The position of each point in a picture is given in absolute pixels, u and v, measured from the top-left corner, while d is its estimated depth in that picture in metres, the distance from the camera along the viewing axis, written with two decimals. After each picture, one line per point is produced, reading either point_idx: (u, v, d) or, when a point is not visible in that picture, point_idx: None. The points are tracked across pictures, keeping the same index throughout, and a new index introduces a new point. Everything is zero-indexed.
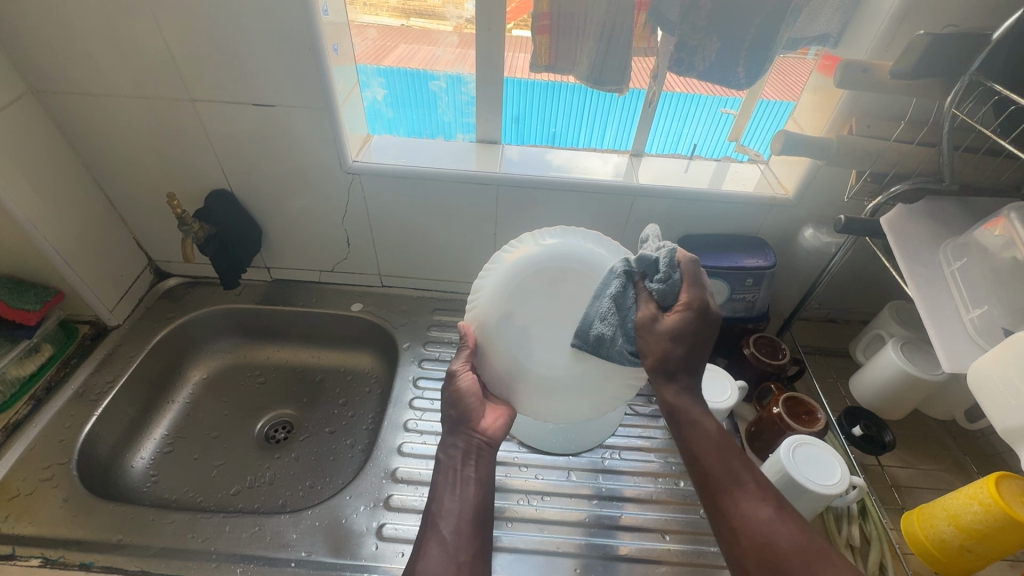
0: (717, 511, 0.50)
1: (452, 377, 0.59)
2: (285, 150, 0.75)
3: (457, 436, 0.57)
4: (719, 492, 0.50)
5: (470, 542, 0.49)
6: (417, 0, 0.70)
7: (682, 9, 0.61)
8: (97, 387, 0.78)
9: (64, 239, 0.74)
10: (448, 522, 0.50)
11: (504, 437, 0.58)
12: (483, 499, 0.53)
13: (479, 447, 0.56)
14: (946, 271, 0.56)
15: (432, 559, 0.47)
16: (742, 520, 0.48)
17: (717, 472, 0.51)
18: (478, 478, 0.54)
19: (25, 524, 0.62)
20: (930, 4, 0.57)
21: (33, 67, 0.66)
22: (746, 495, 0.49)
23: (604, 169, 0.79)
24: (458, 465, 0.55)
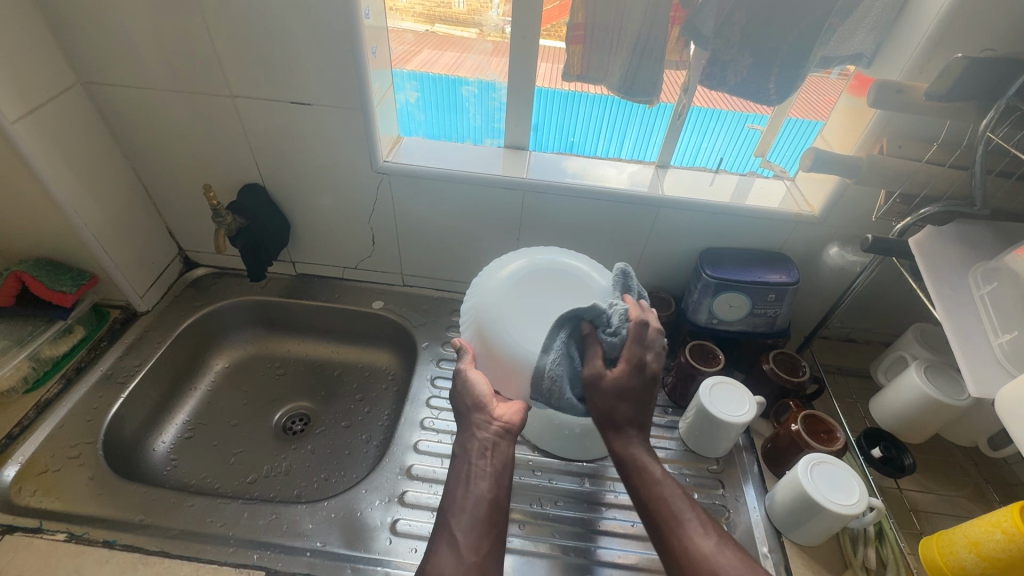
0: (664, 549, 0.51)
1: (461, 375, 0.61)
2: (319, 148, 0.77)
3: (474, 426, 0.58)
4: (668, 530, 0.51)
5: (479, 544, 0.50)
6: (441, 7, 0.72)
7: (716, 24, 0.62)
8: (125, 370, 0.80)
9: (102, 225, 0.77)
10: (459, 520, 0.52)
11: (525, 423, 0.59)
12: (498, 496, 0.54)
13: (495, 439, 0.57)
14: (975, 295, 0.55)
15: (442, 559, 0.49)
16: (689, 557, 0.49)
17: (665, 510, 0.52)
18: (493, 473, 0.55)
19: (51, 499, 0.64)
20: (969, 27, 0.57)
21: (83, 58, 0.69)
22: (691, 530, 0.50)
23: (619, 178, 0.80)
24: (473, 458, 0.56)
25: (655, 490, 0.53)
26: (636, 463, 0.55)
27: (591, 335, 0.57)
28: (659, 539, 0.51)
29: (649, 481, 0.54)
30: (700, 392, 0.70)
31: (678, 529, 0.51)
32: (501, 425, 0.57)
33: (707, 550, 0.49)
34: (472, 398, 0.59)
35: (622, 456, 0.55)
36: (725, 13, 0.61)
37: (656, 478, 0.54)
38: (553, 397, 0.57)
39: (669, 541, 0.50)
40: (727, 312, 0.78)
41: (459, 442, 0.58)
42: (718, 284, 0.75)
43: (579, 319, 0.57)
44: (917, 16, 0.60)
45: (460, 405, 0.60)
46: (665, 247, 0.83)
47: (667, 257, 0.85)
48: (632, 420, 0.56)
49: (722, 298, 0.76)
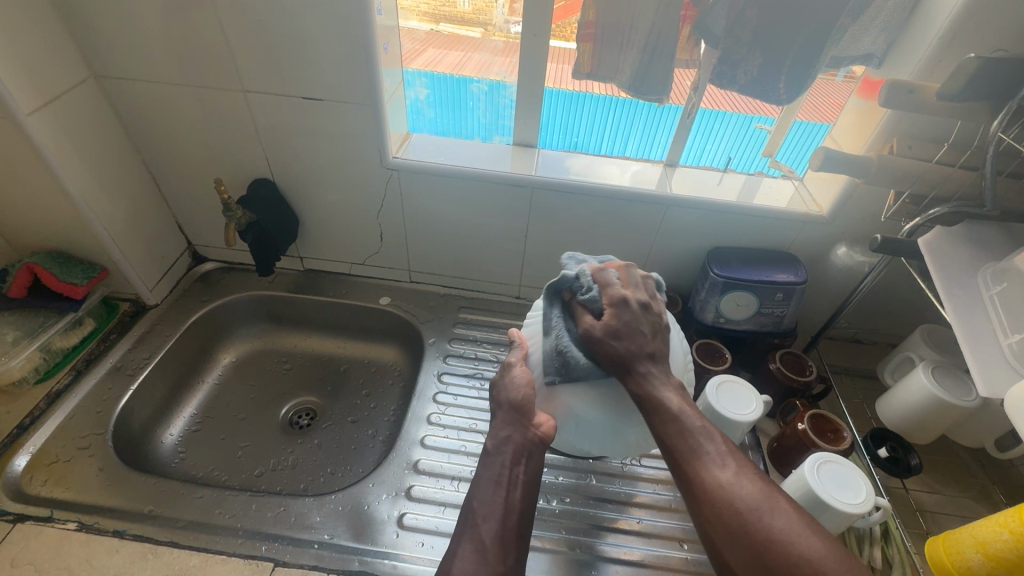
0: (684, 481, 0.46)
1: (508, 368, 0.58)
2: (330, 144, 0.77)
3: (512, 429, 0.56)
4: (684, 461, 0.46)
5: (507, 554, 0.51)
6: (447, 6, 0.73)
7: (727, 23, 0.62)
8: (134, 362, 0.80)
9: (113, 218, 0.77)
10: (490, 527, 0.52)
11: (553, 437, 0.56)
12: (526, 506, 0.54)
13: (532, 446, 0.55)
14: (984, 295, 0.56)
15: (465, 560, 0.49)
16: (708, 489, 0.44)
17: (682, 440, 0.47)
18: (525, 482, 0.55)
19: (61, 489, 0.64)
20: (981, 28, 0.57)
21: (97, 52, 0.69)
22: (712, 464, 0.45)
23: (623, 178, 0.80)
24: (508, 465, 0.55)
25: (673, 426, 0.48)
26: (649, 392, 0.50)
27: (571, 300, 0.56)
28: (676, 473, 0.47)
29: (671, 415, 0.48)
30: (707, 390, 0.70)
31: (698, 464, 0.46)
32: (540, 436, 0.55)
33: (725, 483, 0.44)
34: (516, 397, 0.56)
35: (640, 395, 0.50)
36: (736, 12, 0.61)
37: (672, 408, 0.48)
38: (570, 370, 0.53)
39: (686, 473, 0.46)
40: (733, 310, 0.78)
41: (496, 444, 0.56)
42: (726, 283, 0.75)
43: (559, 290, 0.57)
44: (927, 17, 0.60)
45: (502, 402, 0.57)
46: (672, 246, 0.84)
47: (675, 256, 0.85)
48: (640, 354, 0.51)
49: (729, 296, 0.76)
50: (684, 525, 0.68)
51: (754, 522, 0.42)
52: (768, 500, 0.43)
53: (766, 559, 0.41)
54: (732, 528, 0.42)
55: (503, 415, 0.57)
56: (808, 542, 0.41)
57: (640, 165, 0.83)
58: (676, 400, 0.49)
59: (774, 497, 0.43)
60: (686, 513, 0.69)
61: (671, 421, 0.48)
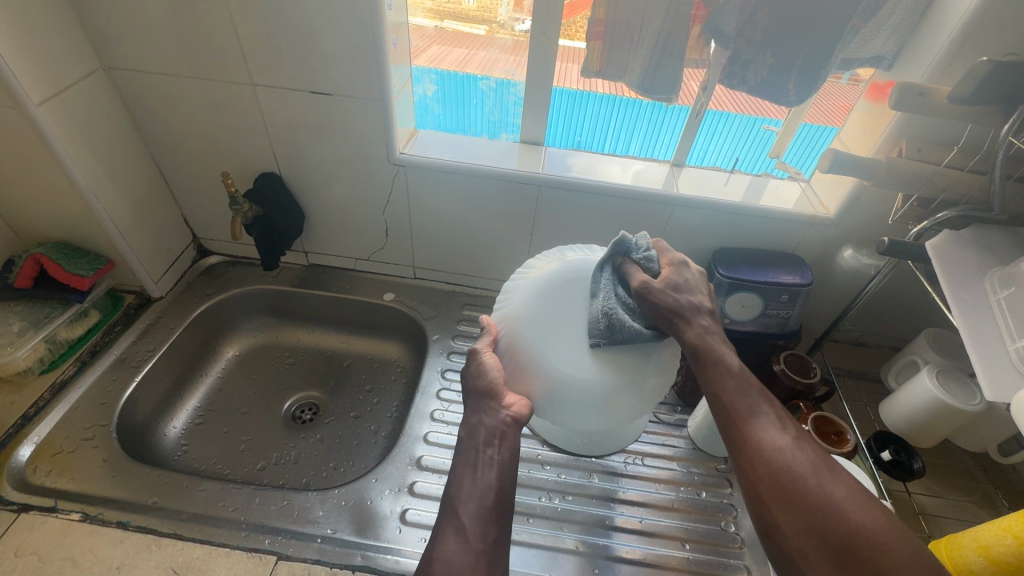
0: (729, 433, 0.49)
1: (475, 355, 0.60)
2: (336, 139, 0.77)
3: (479, 415, 0.58)
4: (738, 420, 0.49)
5: (487, 533, 0.50)
6: (452, 3, 0.73)
7: (738, 23, 0.62)
8: (138, 354, 0.80)
9: (119, 210, 0.77)
10: (468, 510, 0.52)
11: (528, 417, 0.57)
12: (504, 486, 0.54)
13: (504, 427, 0.56)
14: (992, 299, 0.55)
15: (448, 544, 0.49)
16: (761, 447, 0.47)
17: (739, 398, 0.50)
18: (500, 462, 0.55)
19: (66, 480, 0.64)
20: (993, 32, 0.57)
21: (106, 43, 0.69)
22: (759, 423, 0.48)
23: (625, 178, 0.79)
24: (481, 450, 0.56)
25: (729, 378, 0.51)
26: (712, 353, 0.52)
27: (620, 262, 0.57)
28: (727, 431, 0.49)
29: (717, 367, 0.51)
30: None
31: (740, 418, 0.49)
32: (516, 417, 0.56)
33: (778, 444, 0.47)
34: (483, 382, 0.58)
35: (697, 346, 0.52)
36: (747, 12, 0.60)
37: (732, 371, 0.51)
38: (614, 334, 0.54)
39: (733, 427, 0.49)
40: (738, 312, 0.77)
41: (468, 431, 0.58)
42: (731, 284, 0.75)
43: (615, 253, 0.57)
44: (939, 19, 0.60)
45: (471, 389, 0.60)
46: (678, 246, 0.83)
47: (680, 257, 0.85)
48: (697, 313, 0.54)
49: (734, 297, 0.76)
50: (685, 524, 0.68)
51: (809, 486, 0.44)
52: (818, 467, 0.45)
53: (817, 523, 0.43)
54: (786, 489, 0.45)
55: (472, 400, 0.59)
56: (864, 514, 0.43)
57: (645, 164, 0.83)
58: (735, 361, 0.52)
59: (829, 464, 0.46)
60: (688, 512, 0.69)
61: (730, 394, 0.50)
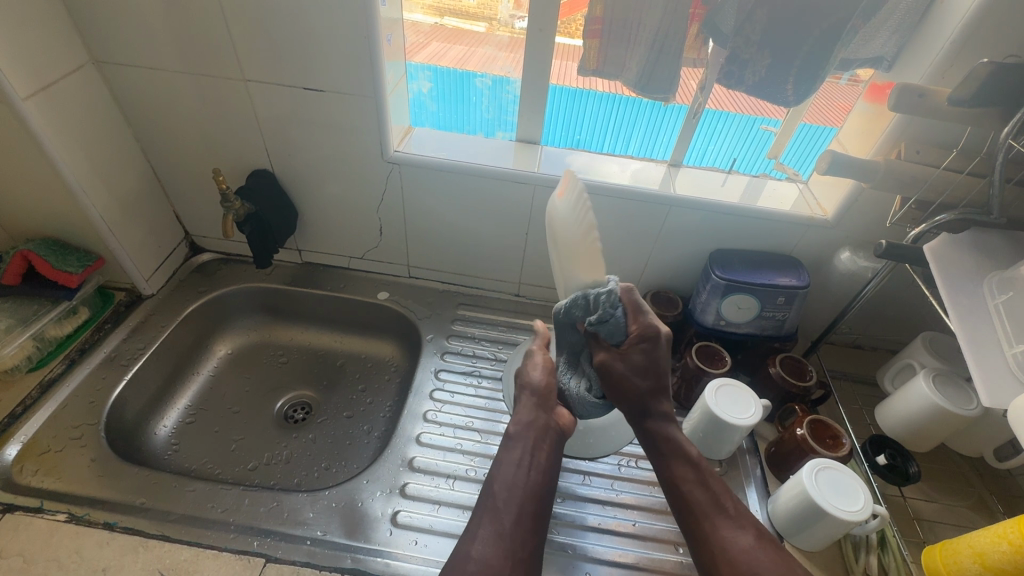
0: (693, 529, 0.54)
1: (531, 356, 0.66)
2: (330, 136, 0.76)
3: (536, 415, 0.60)
4: (701, 516, 0.54)
5: (526, 538, 0.52)
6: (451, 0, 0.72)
7: (737, 22, 0.61)
8: (128, 352, 0.79)
9: (109, 206, 0.76)
10: (511, 513, 0.53)
11: (570, 432, 0.62)
12: (545, 493, 0.56)
13: (553, 432, 0.60)
14: (990, 304, 0.55)
15: (487, 541, 0.51)
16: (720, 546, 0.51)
17: (700, 493, 0.55)
18: (545, 468, 0.57)
19: (52, 480, 0.63)
20: (994, 33, 0.56)
21: (96, 37, 0.68)
22: (723, 522, 0.53)
23: (623, 177, 0.79)
24: (527, 450, 0.57)
25: (688, 476, 0.57)
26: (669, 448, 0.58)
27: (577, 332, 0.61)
28: (690, 529, 0.54)
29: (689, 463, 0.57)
30: (705, 394, 0.69)
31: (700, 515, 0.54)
32: (559, 427, 0.60)
33: (739, 540, 0.51)
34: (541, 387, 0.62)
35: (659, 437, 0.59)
36: (746, 12, 0.60)
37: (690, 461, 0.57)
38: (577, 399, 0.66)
39: (695, 523, 0.54)
40: (735, 314, 0.77)
41: (518, 429, 0.59)
42: (727, 285, 0.74)
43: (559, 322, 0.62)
44: (939, 20, 0.59)
45: (527, 385, 0.62)
46: (675, 247, 0.83)
47: (676, 257, 0.84)
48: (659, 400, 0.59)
49: (730, 299, 0.76)
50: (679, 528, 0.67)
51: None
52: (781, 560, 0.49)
53: None
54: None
55: (526, 396, 0.62)
56: None
57: (642, 164, 0.83)
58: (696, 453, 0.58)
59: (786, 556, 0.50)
60: None
61: (696, 489, 0.56)
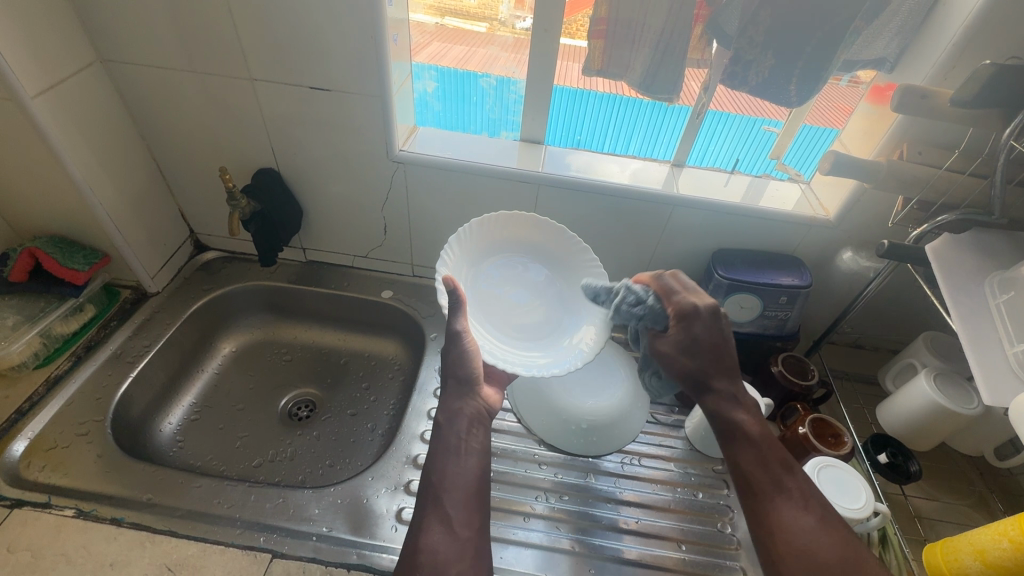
0: (750, 506, 0.52)
1: (458, 336, 0.61)
2: (336, 136, 0.77)
3: (461, 400, 0.59)
4: (755, 491, 0.51)
5: (469, 520, 0.51)
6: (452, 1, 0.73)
7: (740, 23, 0.61)
8: (134, 350, 0.80)
9: (116, 204, 0.77)
10: (454, 498, 0.52)
11: (497, 406, 0.63)
12: (483, 473, 0.55)
13: (482, 415, 0.60)
14: (991, 303, 0.55)
15: (434, 535, 0.49)
16: (781, 526, 0.49)
17: (758, 469, 0.52)
18: (478, 449, 0.57)
19: (60, 475, 0.64)
20: (996, 35, 0.57)
21: (103, 35, 0.69)
22: (784, 501, 0.50)
23: (622, 176, 0.79)
24: (458, 436, 0.57)
25: (750, 453, 0.53)
26: (736, 421, 0.55)
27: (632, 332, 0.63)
28: (748, 505, 0.52)
29: (748, 441, 0.54)
30: None
31: (761, 492, 0.51)
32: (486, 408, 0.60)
33: (800, 524, 0.49)
34: (463, 370, 0.60)
35: (713, 410, 0.56)
36: (750, 12, 0.60)
37: (754, 438, 0.54)
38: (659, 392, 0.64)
39: (754, 501, 0.51)
40: (737, 313, 0.77)
41: (446, 417, 0.58)
42: (730, 285, 0.75)
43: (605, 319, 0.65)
44: (943, 21, 0.60)
45: (452, 373, 0.61)
46: (678, 247, 0.83)
47: (679, 257, 0.85)
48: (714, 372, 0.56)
49: (732, 298, 0.76)
50: (682, 525, 0.68)
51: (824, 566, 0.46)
52: (843, 546, 0.47)
53: None
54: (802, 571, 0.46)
55: (476, 376, 0.61)
56: None
57: (643, 164, 0.83)
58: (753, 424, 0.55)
59: (850, 543, 0.48)
60: (683, 514, 0.69)
61: (750, 465, 0.53)
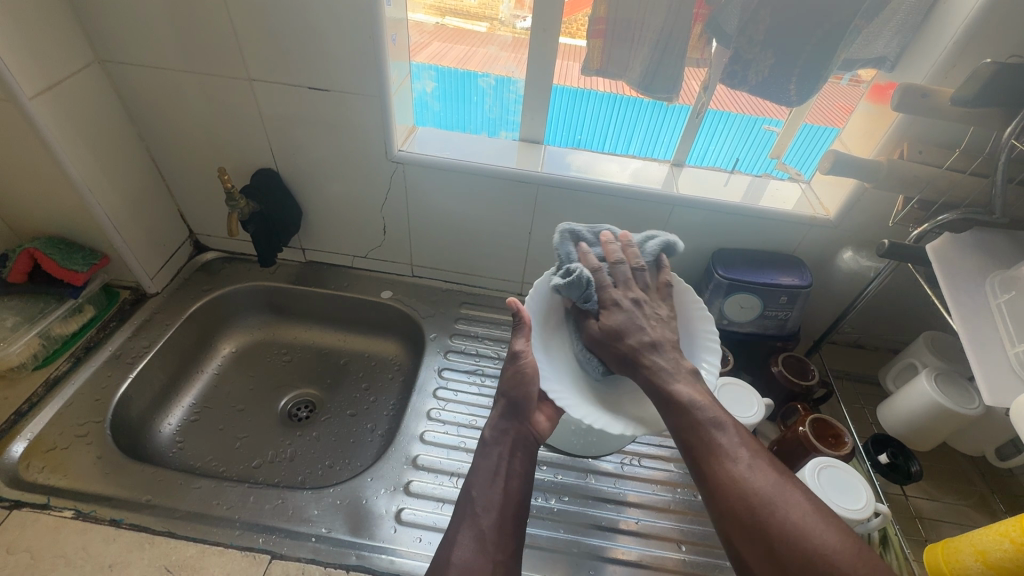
0: (699, 471, 0.48)
1: (515, 358, 0.58)
2: (335, 136, 0.77)
3: (511, 423, 0.59)
4: (697, 453, 0.49)
5: (505, 541, 0.52)
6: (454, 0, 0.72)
7: (739, 22, 0.61)
8: (133, 351, 0.80)
9: (115, 204, 0.77)
10: (489, 517, 0.53)
11: (545, 436, 0.62)
12: (522, 496, 0.56)
13: (528, 441, 0.59)
14: (992, 303, 0.55)
15: (465, 549, 0.50)
16: (725, 483, 0.46)
17: (693, 433, 0.49)
18: (521, 473, 0.57)
19: (59, 476, 0.64)
20: (996, 33, 0.56)
21: (102, 36, 0.69)
22: (726, 455, 0.47)
23: (622, 175, 0.79)
24: (502, 457, 0.57)
25: (687, 416, 0.50)
26: (667, 390, 0.52)
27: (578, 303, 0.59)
28: (691, 466, 0.49)
29: (684, 406, 0.51)
30: (708, 393, 0.70)
31: (709, 452, 0.48)
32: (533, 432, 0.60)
33: (743, 481, 0.46)
34: (517, 391, 0.59)
35: (652, 384, 0.53)
36: (749, 11, 0.60)
37: (685, 402, 0.51)
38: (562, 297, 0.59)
39: (701, 466, 0.48)
40: (737, 313, 0.77)
41: (493, 436, 0.59)
42: (730, 285, 0.75)
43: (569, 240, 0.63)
44: (943, 20, 0.59)
45: (504, 393, 0.60)
46: (678, 247, 0.83)
47: (679, 257, 0.85)
48: (645, 346, 0.55)
49: (732, 299, 0.76)
50: (682, 526, 0.68)
51: (769, 519, 0.44)
52: (781, 492, 0.45)
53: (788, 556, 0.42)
54: (750, 530, 0.44)
55: None
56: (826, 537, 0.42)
57: (644, 164, 0.83)
58: (689, 392, 0.51)
59: (788, 492, 0.45)
60: (683, 514, 0.69)
61: (687, 427, 0.50)
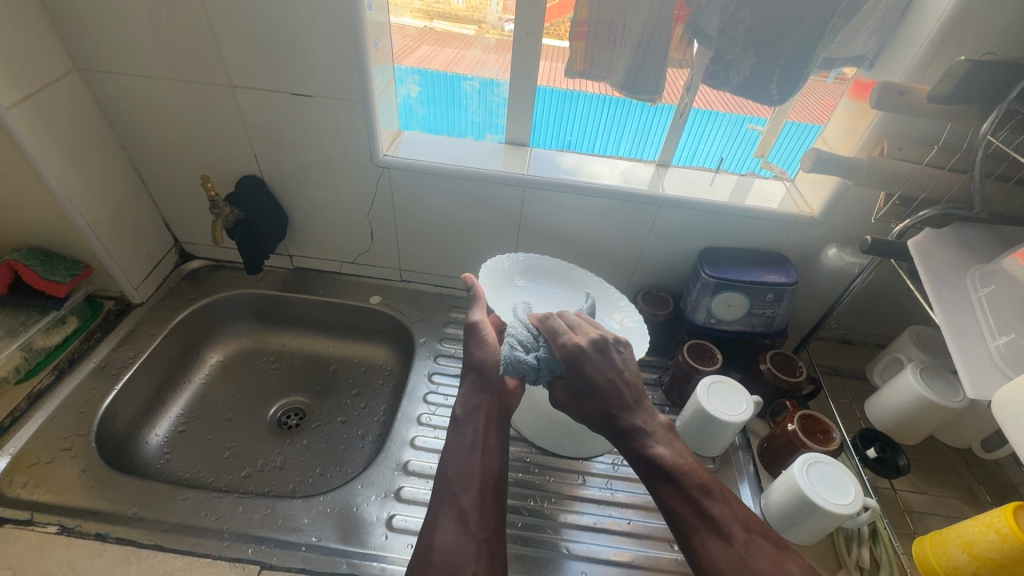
0: (687, 544, 0.50)
1: (475, 327, 0.64)
2: (319, 142, 0.76)
3: (482, 397, 0.60)
4: (687, 527, 0.51)
5: (487, 516, 0.53)
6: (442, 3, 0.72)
7: (719, 24, 0.62)
8: (118, 361, 0.79)
9: (97, 214, 0.76)
10: (469, 496, 0.54)
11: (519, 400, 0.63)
12: (497, 469, 0.56)
13: (500, 412, 0.60)
14: (972, 297, 0.56)
15: (448, 530, 0.51)
16: (717, 558, 0.48)
17: (683, 505, 0.51)
18: (496, 446, 0.58)
19: (42, 491, 0.63)
20: (971, 31, 0.57)
21: (80, 45, 0.68)
22: (717, 527, 0.49)
23: (613, 176, 0.79)
24: (471, 432, 0.58)
25: (676, 485, 0.52)
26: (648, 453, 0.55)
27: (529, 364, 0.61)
28: (680, 539, 0.51)
29: (671, 472, 0.53)
30: (697, 391, 0.70)
31: (698, 525, 0.50)
32: (503, 404, 0.60)
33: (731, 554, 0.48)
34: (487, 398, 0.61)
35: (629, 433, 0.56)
36: (728, 12, 0.60)
37: (671, 470, 0.53)
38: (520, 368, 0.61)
39: (691, 538, 0.50)
40: (725, 311, 0.78)
41: (465, 413, 0.60)
42: (717, 283, 0.75)
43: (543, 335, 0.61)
44: (920, 17, 0.60)
45: (475, 367, 0.62)
46: (665, 247, 0.84)
47: (667, 256, 0.85)
48: (620, 397, 0.58)
49: (720, 297, 0.76)
50: None
51: None
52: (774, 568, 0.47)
53: None
54: None
55: (472, 380, 0.62)
56: None
57: (632, 164, 0.83)
58: (671, 454, 0.54)
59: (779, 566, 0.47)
60: None
61: (674, 501, 0.52)
